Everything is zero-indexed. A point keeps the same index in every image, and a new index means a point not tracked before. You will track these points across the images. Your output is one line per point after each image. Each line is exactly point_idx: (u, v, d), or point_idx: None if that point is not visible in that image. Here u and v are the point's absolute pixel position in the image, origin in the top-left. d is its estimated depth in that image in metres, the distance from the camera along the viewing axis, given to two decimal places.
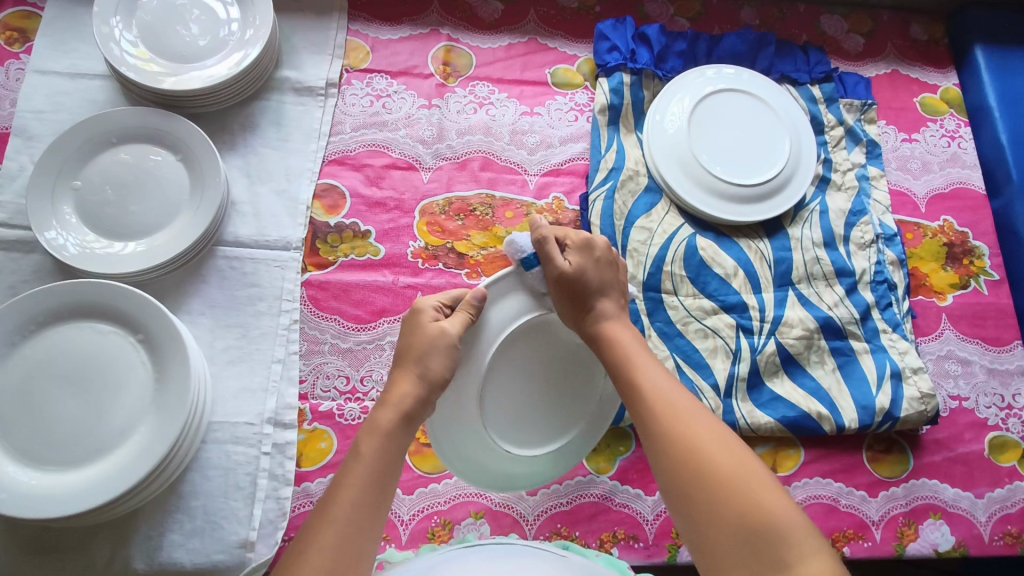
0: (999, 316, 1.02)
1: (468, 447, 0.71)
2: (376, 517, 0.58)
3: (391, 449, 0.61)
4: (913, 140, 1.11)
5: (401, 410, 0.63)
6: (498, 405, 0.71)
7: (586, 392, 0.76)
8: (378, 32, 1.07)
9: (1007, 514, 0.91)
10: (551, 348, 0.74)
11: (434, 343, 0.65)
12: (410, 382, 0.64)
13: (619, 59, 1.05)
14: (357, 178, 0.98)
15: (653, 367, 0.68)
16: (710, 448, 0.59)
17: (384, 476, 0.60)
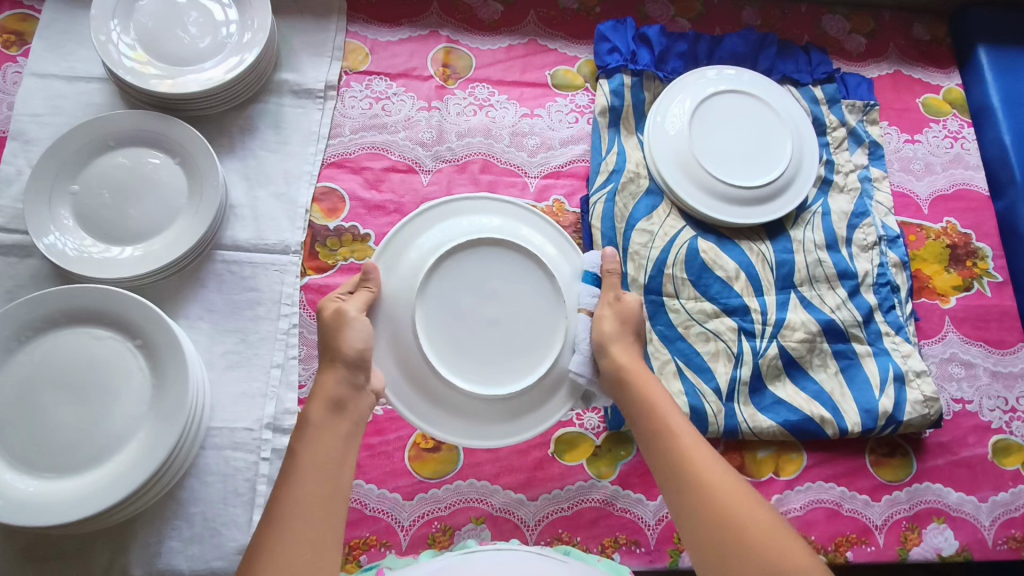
0: (1002, 318, 1.01)
1: (441, 394, 0.72)
2: (326, 503, 0.60)
3: (329, 437, 0.65)
4: (916, 141, 1.10)
5: (330, 398, 0.67)
6: (456, 350, 0.71)
7: (544, 302, 0.72)
8: (377, 33, 1.06)
9: (1010, 518, 0.90)
10: (484, 276, 0.72)
11: (344, 329, 0.70)
12: (336, 372, 0.68)
13: (620, 60, 1.04)
14: (356, 181, 0.97)
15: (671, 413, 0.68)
16: (726, 494, 0.59)
17: (331, 462, 0.63)
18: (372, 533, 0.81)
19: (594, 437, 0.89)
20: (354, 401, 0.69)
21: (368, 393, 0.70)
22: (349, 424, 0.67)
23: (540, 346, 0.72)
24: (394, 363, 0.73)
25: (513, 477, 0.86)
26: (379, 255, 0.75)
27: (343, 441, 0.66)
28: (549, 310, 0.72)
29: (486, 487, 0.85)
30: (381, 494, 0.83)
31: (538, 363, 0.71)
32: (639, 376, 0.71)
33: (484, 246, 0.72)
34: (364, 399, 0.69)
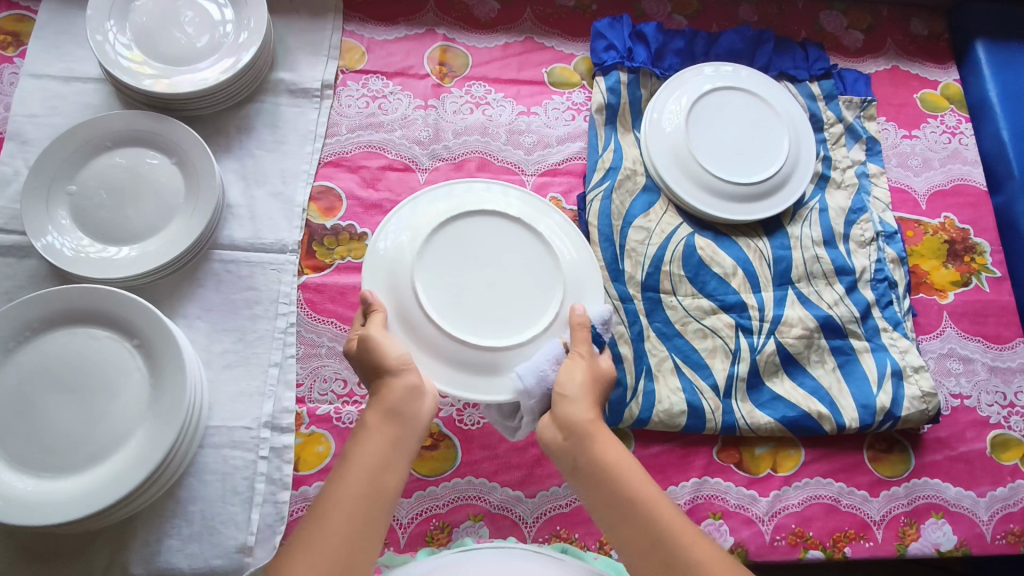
0: (1000, 313, 1.01)
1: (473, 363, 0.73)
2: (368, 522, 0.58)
3: (379, 443, 0.62)
4: (913, 137, 1.10)
5: (386, 406, 0.65)
6: (473, 319, 0.73)
7: (531, 248, 0.77)
8: (374, 32, 1.06)
9: (1009, 512, 0.90)
10: (468, 248, 0.76)
11: (376, 347, 0.69)
12: (387, 381, 0.66)
13: (616, 58, 1.04)
14: (354, 180, 0.97)
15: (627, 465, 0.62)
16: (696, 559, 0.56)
17: (379, 470, 0.61)
18: None
19: None
20: (411, 407, 0.65)
21: (428, 398, 0.67)
22: (403, 431, 0.64)
23: (546, 289, 0.75)
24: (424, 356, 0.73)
25: (511, 474, 0.86)
26: (367, 279, 0.76)
27: (395, 450, 0.63)
28: (539, 254, 0.77)
29: (484, 485, 0.85)
30: None
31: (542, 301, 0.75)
32: (599, 432, 0.65)
33: (457, 221, 0.76)
34: (422, 405, 0.66)
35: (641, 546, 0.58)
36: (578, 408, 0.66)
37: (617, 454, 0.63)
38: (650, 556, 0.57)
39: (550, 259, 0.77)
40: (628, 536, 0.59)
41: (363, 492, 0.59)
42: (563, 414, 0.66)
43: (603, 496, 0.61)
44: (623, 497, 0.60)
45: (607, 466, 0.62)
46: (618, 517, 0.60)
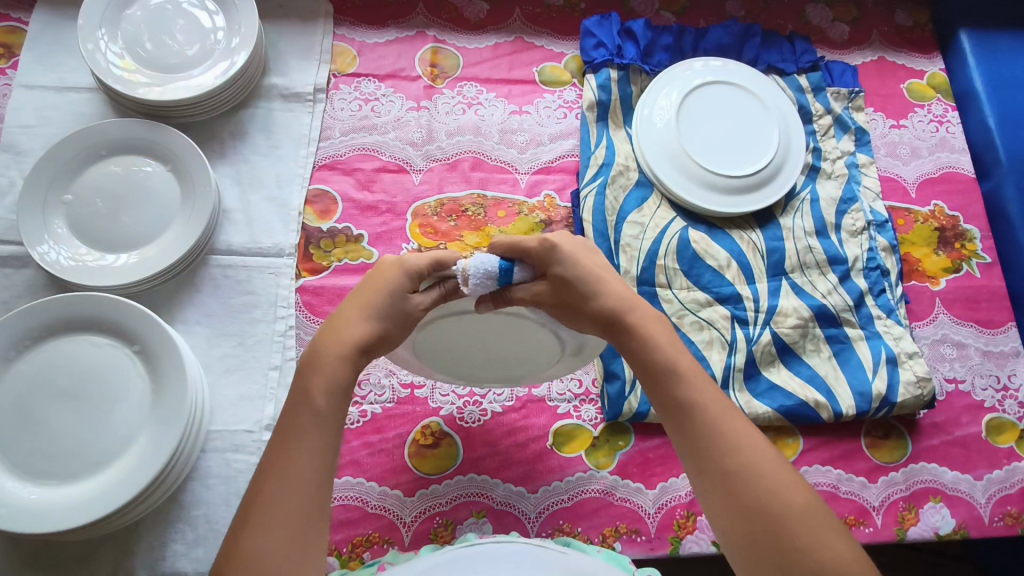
0: (992, 298, 1.02)
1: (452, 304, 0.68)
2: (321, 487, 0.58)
3: (332, 398, 0.60)
4: (901, 126, 1.11)
5: (346, 354, 0.61)
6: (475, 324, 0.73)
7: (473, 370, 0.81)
8: (364, 35, 1.07)
9: (1006, 495, 0.91)
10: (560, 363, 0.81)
11: (389, 299, 0.63)
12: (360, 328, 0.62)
13: (606, 55, 1.05)
14: (348, 183, 0.98)
15: (692, 369, 0.65)
16: (754, 472, 0.59)
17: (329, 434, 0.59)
18: (374, 530, 0.82)
19: (591, 429, 0.90)
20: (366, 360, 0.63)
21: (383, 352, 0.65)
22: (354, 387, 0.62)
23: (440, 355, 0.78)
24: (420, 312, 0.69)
25: (513, 470, 0.86)
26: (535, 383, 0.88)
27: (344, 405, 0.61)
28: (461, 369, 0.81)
29: (486, 481, 0.86)
30: (382, 491, 0.84)
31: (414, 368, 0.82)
32: (655, 331, 0.66)
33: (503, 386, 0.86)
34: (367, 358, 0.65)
35: (695, 442, 0.62)
36: (625, 303, 0.66)
37: (675, 355, 0.65)
38: (698, 453, 0.61)
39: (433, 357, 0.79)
40: (685, 428, 0.63)
41: (319, 472, 0.57)
42: (591, 312, 0.66)
43: (667, 390, 0.64)
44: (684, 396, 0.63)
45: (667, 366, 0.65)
46: (680, 423, 0.63)
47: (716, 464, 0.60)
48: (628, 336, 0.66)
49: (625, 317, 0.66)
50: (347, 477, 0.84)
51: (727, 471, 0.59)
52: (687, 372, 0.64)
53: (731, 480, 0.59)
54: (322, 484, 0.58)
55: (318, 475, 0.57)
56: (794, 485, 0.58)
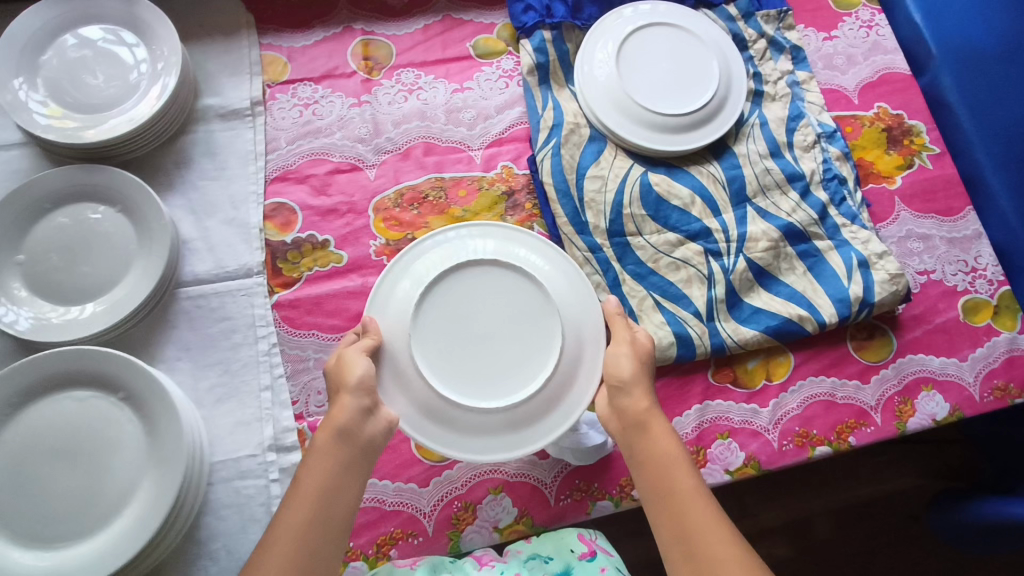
0: (947, 187, 1.05)
1: (413, 280, 0.81)
2: (330, 531, 0.64)
3: (329, 467, 0.66)
4: (833, 38, 1.12)
5: (336, 427, 0.68)
6: (466, 291, 0.79)
7: (495, 362, 0.77)
8: (291, 41, 1.04)
9: (992, 370, 0.96)
10: (572, 298, 0.81)
11: (347, 367, 0.72)
12: (341, 403, 0.70)
13: (537, 18, 1.04)
14: (304, 191, 0.97)
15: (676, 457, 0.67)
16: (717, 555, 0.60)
17: (332, 492, 0.65)
18: (396, 527, 0.82)
19: None
20: (360, 429, 0.69)
21: (380, 416, 0.71)
22: (355, 454, 0.68)
23: (452, 374, 0.76)
24: (396, 338, 0.77)
25: None
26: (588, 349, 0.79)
27: (343, 467, 0.67)
28: (484, 374, 0.77)
29: None
30: (397, 487, 0.84)
31: (430, 418, 0.76)
32: (653, 421, 0.69)
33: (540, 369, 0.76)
34: (371, 425, 0.70)
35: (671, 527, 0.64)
36: (632, 398, 0.70)
37: (666, 442, 0.67)
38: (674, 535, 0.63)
39: (451, 378, 0.76)
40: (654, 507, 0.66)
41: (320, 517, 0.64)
42: (626, 403, 0.70)
43: (646, 482, 0.67)
44: (664, 486, 0.65)
45: (656, 458, 0.67)
46: (659, 505, 0.65)
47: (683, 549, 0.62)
48: (636, 430, 0.69)
49: (637, 412, 0.69)
50: None
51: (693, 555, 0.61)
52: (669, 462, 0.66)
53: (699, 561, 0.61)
54: (325, 535, 0.63)
55: (318, 534, 0.63)
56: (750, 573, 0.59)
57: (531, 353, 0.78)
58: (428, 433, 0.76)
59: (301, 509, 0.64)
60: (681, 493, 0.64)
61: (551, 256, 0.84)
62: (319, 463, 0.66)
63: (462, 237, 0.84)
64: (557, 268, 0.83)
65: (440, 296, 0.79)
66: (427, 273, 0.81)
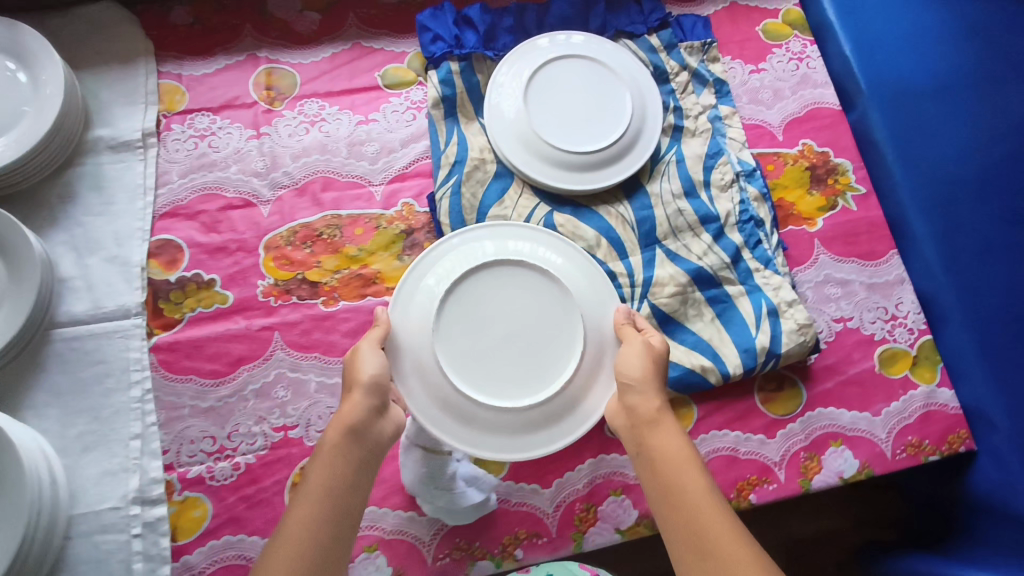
0: (871, 230, 1.01)
1: (427, 287, 0.80)
2: (335, 532, 0.62)
3: (337, 467, 0.64)
4: (761, 70, 1.07)
5: (345, 424, 0.66)
6: (486, 290, 0.79)
7: (517, 361, 0.77)
8: (192, 69, 1.00)
9: (905, 425, 0.92)
10: (588, 290, 0.82)
11: (357, 363, 0.71)
12: (352, 399, 0.67)
13: (445, 48, 0.98)
14: (193, 227, 0.93)
15: (687, 456, 0.63)
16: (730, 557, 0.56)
17: (341, 493, 0.63)
18: None
19: None
20: (371, 426, 0.67)
21: (388, 418, 0.69)
22: (366, 454, 0.66)
23: (475, 373, 0.76)
24: (416, 340, 0.77)
25: (401, 496, 0.84)
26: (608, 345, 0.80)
27: (354, 465, 0.65)
28: (507, 372, 0.77)
29: (374, 512, 0.83)
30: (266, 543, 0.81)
31: (453, 417, 0.76)
32: (663, 421, 0.66)
33: (565, 366, 0.77)
34: (382, 425, 0.68)
35: (679, 530, 0.60)
36: (641, 398, 0.68)
37: (678, 442, 0.64)
38: (683, 539, 0.59)
39: (473, 378, 0.76)
40: (658, 509, 0.62)
41: (326, 518, 0.62)
42: (637, 404, 0.68)
43: (658, 481, 0.63)
44: (675, 484, 0.61)
45: (666, 457, 0.63)
46: (668, 507, 0.61)
47: (693, 552, 0.58)
48: (647, 429, 0.66)
49: (648, 412, 0.67)
50: (227, 535, 0.81)
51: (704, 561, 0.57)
52: (680, 460, 0.63)
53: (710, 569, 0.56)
54: (335, 535, 0.62)
55: (327, 535, 0.61)
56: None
57: (560, 350, 0.78)
58: (454, 435, 0.76)
59: (304, 509, 0.62)
60: (690, 492, 0.61)
61: (567, 250, 0.85)
62: (324, 463, 0.64)
63: (479, 235, 0.84)
64: (569, 261, 0.83)
65: (459, 295, 0.78)
66: (444, 271, 0.80)
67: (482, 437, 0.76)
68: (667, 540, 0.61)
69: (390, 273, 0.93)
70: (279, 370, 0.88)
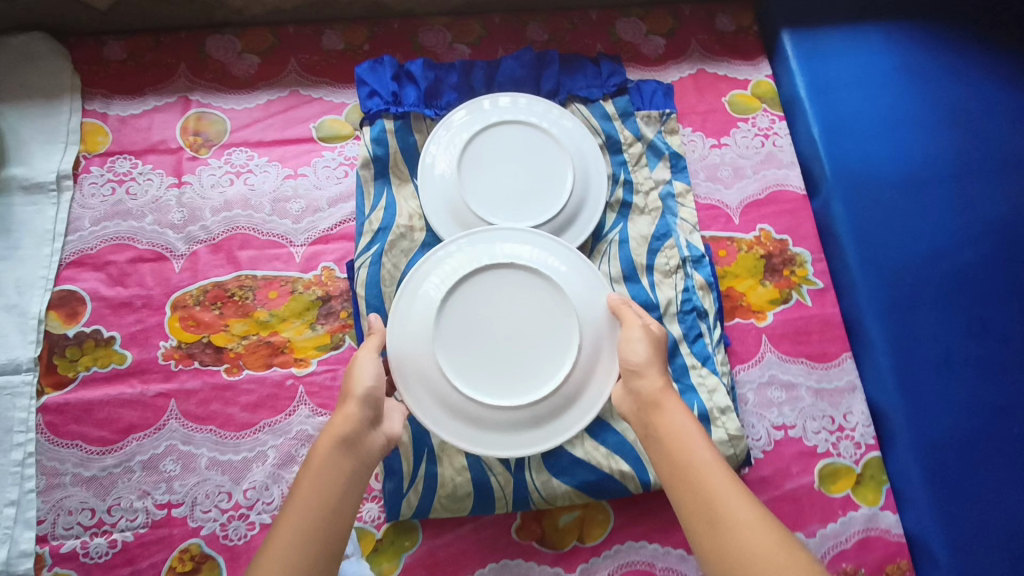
0: (824, 329, 0.94)
1: (428, 290, 0.80)
2: (323, 542, 0.61)
3: (328, 477, 0.64)
4: (722, 145, 1.01)
5: (336, 435, 0.67)
6: (488, 294, 0.79)
7: (519, 360, 0.78)
8: (120, 108, 0.96)
9: (841, 551, 0.84)
10: (586, 289, 0.81)
11: (353, 374, 0.72)
12: (346, 411, 0.68)
13: (381, 104, 0.93)
14: (99, 279, 0.89)
15: (691, 431, 0.66)
16: (741, 523, 0.58)
17: (330, 502, 0.63)
18: None
19: (375, 530, 0.82)
20: (363, 438, 0.68)
21: (376, 437, 0.69)
22: (357, 464, 0.66)
23: (475, 372, 0.77)
24: (418, 346, 0.78)
25: None
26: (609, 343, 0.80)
27: (345, 476, 0.65)
28: (510, 372, 0.77)
29: None
30: None
31: (455, 416, 0.77)
32: (666, 400, 0.69)
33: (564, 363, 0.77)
34: (372, 439, 0.69)
35: (691, 505, 0.62)
36: (647, 381, 0.71)
37: (682, 420, 0.67)
38: (695, 512, 0.61)
39: (474, 378, 0.77)
40: (672, 487, 0.65)
41: (314, 527, 0.61)
42: (642, 389, 0.71)
43: (665, 460, 0.66)
44: (682, 461, 0.64)
45: (672, 436, 0.66)
46: (679, 483, 0.64)
47: (705, 524, 0.60)
48: (652, 411, 0.69)
49: (653, 394, 0.70)
50: None
51: (719, 535, 0.59)
52: (682, 436, 0.66)
53: (726, 539, 0.58)
54: (323, 545, 0.61)
55: (316, 542, 0.61)
56: (778, 541, 0.57)
57: (560, 348, 0.78)
58: (458, 433, 0.77)
59: (293, 518, 0.62)
60: (698, 464, 0.63)
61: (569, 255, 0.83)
62: (314, 472, 0.64)
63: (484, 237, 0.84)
64: (570, 256, 0.83)
65: (460, 297, 0.79)
66: (446, 274, 0.80)
67: (485, 435, 0.77)
68: (684, 518, 0.63)
69: (300, 343, 0.88)
70: (171, 441, 0.83)
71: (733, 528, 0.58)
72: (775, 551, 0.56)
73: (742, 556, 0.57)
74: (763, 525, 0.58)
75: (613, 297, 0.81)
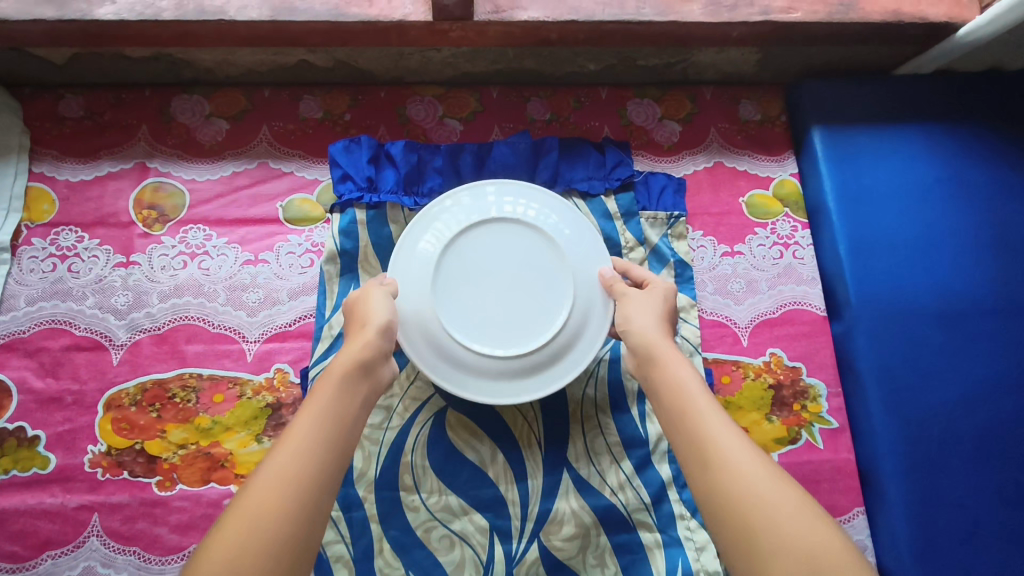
0: (834, 476, 0.83)
1: (428, 237, 0.75)
2: (335, 462, 0.53)
3: (345, 395, 0.57)
4: (735, 253, 0.90)
5: (358, 358, 0.61)
6: (489, 240, 0.75)
7: (516, 308, 0.74)
8: (72, 172, 0.87)
9: None
10: (587, 248, 0.76)
11: (365, 305, 0.67)
12: (367, 337, 0.63)
13: (354, 191, 0.83)
14: (30, 368, 0.80)
15: (688, 375, 0.59)
16: (742, 462, 0.50)
17: (342, 420, 0.56)
18: None
19: None
20: (377, 368, 0.62)
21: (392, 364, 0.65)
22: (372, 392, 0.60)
23: (473, 316, 0.73)
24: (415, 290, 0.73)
25: None
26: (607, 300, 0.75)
27: (359, 406, 0.58)
28: (507, 317, 0.73)
29: None
30: None
31: (449, 361, 0.72)
32: (661, 352, 0.62)
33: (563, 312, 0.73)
34: (386, 371, 0.64)
35: (685, 447, 0.54)
36: (642, 330, 0.65)
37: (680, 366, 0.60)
38: (690, 453, 0.53)
39: (473, 324, 0.73)
40: (670, 433, 0.57)
41: (329, 442, 0.53)
42: (636, 342, 0.64)
43: (663, 408, 0.58)
44: (678, 402, 0.57)
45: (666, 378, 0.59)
46: (674, 427, 0.56)
47: (700, 464, 0.52)
48: (648, 363, 0.62)
49: (650, 344, 0.63)
50: None
51: (713, 475, 0.50)
52: (677, 376, 0.59)
53: (721, 477, 0.50)
54: (335, 465, 0.53)
55: (330, 458, 0.52)
56: (782, 482, 0.48)
57: (561, 301, 0.74)
58: (449, 378, 0.72)
59: (305, 426, 0.53)
60: (694, 404, 0.56)
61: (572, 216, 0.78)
62: (330, 387, 0.57)
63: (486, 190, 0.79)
64: (575, 220, 0.78)
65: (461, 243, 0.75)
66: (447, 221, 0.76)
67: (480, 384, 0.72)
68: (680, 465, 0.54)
69: (241, 457, 0.78)
70: (88, 563, 0.74)
71: (730, 465, 0.50)
72: (778, 493, 0.48)
73: (742, 497, 0.48)
74: (768, 469, 0.50)
75: (609, 266, 0.76)
